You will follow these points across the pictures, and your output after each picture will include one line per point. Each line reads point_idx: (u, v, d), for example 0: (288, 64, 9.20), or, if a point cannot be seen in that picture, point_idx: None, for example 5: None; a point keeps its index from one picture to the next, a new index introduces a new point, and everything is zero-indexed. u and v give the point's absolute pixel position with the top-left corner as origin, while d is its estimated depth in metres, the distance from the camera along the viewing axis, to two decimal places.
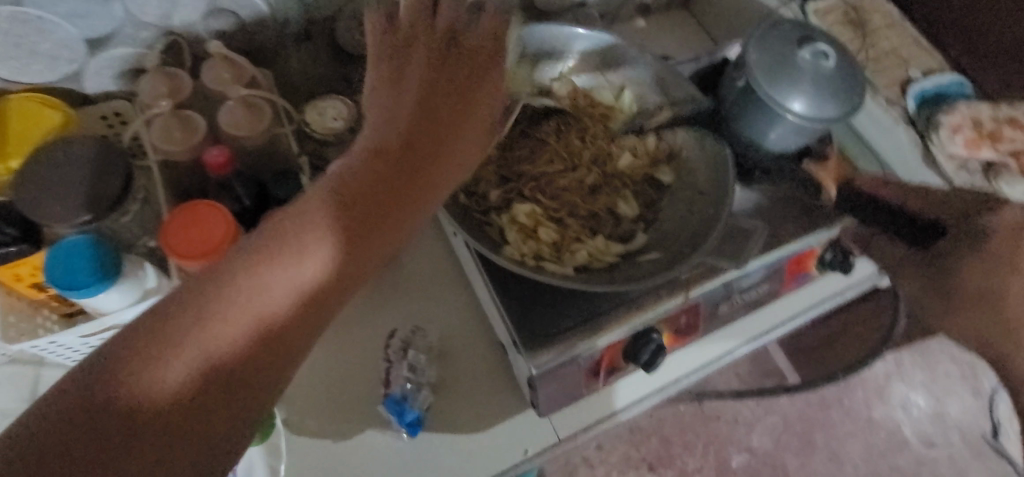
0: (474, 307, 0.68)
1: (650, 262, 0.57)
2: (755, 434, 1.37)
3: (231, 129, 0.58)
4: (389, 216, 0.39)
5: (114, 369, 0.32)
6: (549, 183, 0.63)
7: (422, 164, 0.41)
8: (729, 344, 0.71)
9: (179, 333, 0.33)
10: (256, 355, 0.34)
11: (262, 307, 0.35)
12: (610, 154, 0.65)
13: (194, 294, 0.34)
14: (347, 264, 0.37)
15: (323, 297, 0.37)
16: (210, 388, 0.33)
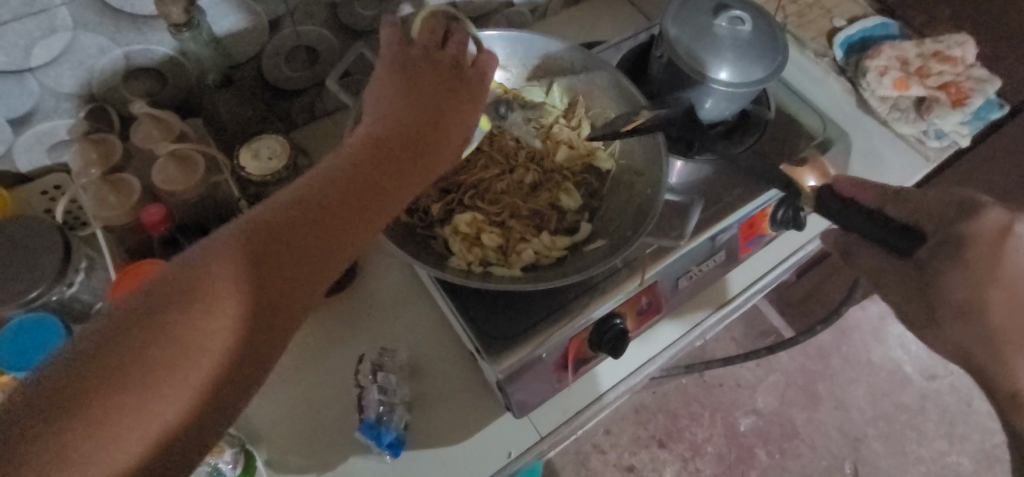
0: (441, 321, 0.69)
1: (595, 251, 0.57)
2: (759, 395, 1.37)
3: (163, 186, 0.58)
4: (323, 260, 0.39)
5: (50, 422, 0.32)
6: (489, 187, 0.63)
7: (366, 205, 0.41)
8: (698, 315, 0.72)
9: (112, 390, 0.33)
10: (190, 409, 0.35)
11: (197, 357, 0.35)
12: (547, 150, 0.65)
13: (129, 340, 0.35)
14: (278, 312, 0.38)
15: (257, 348, 0.38)
16: (150, 448, 0.34)
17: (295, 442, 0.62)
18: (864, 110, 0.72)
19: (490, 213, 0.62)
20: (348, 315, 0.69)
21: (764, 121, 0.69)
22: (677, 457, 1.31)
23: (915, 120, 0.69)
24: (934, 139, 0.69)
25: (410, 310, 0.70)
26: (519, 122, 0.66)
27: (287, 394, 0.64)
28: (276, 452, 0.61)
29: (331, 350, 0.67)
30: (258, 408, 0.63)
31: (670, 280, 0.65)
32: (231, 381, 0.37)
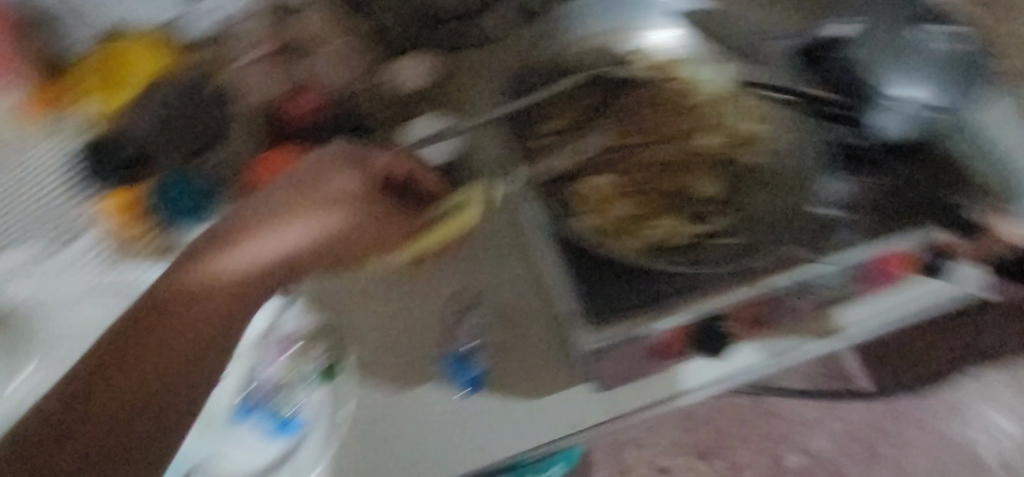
0: (533, 274, 0.65)
1: (727, 246, 0.56)
2: (815, 435, 1.31)
3: (334, 76, 0.65)
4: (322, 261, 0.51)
5: (104, 369, 0.46)
6: (627, 158, 0.62)
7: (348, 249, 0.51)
8: (801, 341, 0.68)
9: (123, 361, 0.46)
10: (180, 369, 0.47)
11: (232, 284, 0.48)
12: (693, 130, 0.62)
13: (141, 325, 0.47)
14: (311, 245, 0.50)
15: (282, 274, 0.50)
16: (137, 404, 0.45)
17: (374, 356, 0.63)
18: None
19: (624, 185, 0.61)
20: None
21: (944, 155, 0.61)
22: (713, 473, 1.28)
23: None
24: None
25: (510, 260, 0.68)
26: (668, 96, 0.62)
27: (374, 310, 0.65)
28: (359, 361, 0.63)
29: (426, 279, 0.67)
30: (348, 316, 0.65)
31: (790, 297, 0.61)
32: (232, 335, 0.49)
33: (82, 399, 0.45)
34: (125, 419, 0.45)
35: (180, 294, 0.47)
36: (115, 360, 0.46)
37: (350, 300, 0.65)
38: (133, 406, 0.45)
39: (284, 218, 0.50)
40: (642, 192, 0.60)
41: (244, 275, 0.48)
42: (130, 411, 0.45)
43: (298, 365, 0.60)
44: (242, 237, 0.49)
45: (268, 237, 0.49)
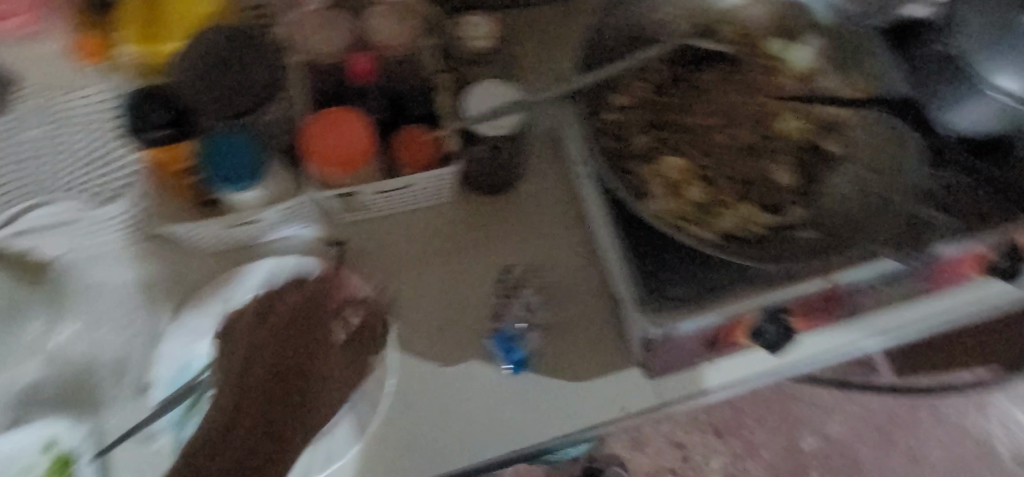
0: (590, 254, 0.65)
1: (802, 242, 0.53)
2: (832, 421, 1.29)
3: (382, 38, 0.57)
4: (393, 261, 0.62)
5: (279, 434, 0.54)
6: (701, 137, 0.58)
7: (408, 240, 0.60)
8: (858, 335, 0.66)
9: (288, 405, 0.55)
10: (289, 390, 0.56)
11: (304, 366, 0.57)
12: (774, 113, 0.59)
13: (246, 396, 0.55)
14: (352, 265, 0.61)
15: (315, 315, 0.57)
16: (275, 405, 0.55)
17: (423, 328, 0.61)
18: None
19: (695, 167, 0.57)
20: (497, 221, 0.65)
21: None
22: (728, 452, 1.28)
23: None
24: None
25: (563, 234, 0.66)
26: (749, 73, 0.60)
27: (424, 281, 0.63)
28: (408, 332, 0.61)
29: (477, 251, 0.64)
30: (398, 284, 0.63)
31: (854, 290, 0.59)
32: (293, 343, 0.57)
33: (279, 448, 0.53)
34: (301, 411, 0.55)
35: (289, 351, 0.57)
36: (281, 348, 0.57)
37: (400, 268, 0.63)
38: (280, 396, 0.55)
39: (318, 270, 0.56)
40: (715, 175, 0.56)
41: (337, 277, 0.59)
42: (260, 427, 0.54)
43: (345, 335, 0.59)
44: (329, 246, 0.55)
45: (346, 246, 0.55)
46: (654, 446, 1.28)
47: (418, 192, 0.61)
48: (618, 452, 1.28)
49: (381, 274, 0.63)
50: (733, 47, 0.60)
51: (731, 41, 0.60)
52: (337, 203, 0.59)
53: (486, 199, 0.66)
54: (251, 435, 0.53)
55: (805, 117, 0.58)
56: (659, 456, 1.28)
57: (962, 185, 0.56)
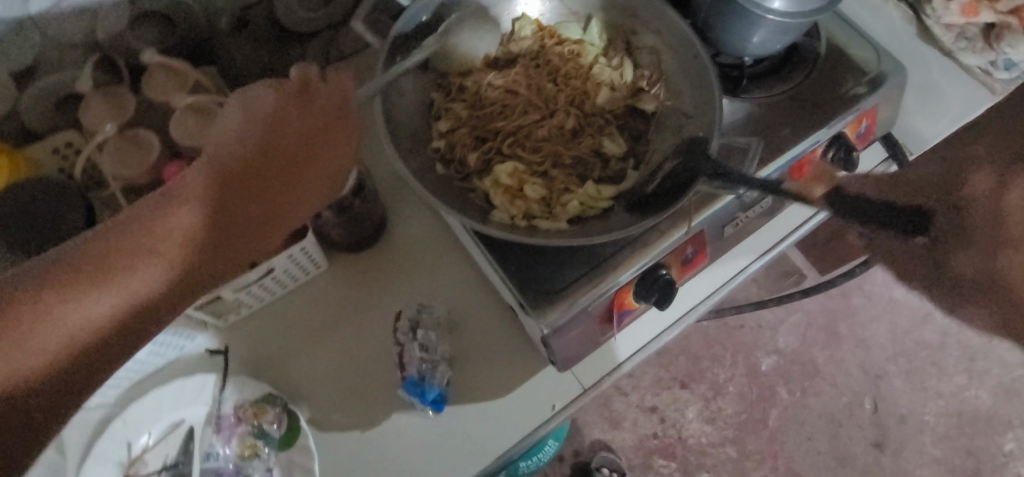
0: (474, 274, 0.66)
1: (644, 201, 0.54)
2: (780, 336, 1.35)
3: (186, 140, 0.55)
4: (267, 180, 0.46)
5: (78, 281, 0.38)
6: (528, 136, 0.60)
7: (256, 200, 0.45)
8: (741, 262, 0.69)
9: (133, 260, 0.40)
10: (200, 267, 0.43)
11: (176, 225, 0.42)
12: (587, 91, 0.61)
13: (117, 235, 0.41)
14: (199, 234, 0.43)
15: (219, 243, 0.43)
16: (181, 286, 0.41)
17: (334, 401, 0.61)
18: (927, 40, 0.68)
19: (531, 164, 0.59)
20: (376, 273, 0.66)
21: (813, 54, 0.68)
22: (699, 398, 1.32)
23: (983, 50, 0.65)
24: (1002, 70, 0.64)
25: (442, 263, 0.66)
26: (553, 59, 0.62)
27: (322, 355, 0.63)
28: (319, 411, 0.61)
29: (365, 308, 0.65)
30: (297, 366, 0.62)
31: (716, 226, 0.62)
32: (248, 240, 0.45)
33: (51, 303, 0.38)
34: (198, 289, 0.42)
35: (111, 258, 0.40)
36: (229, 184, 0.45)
37: (295, 351, 0.63)
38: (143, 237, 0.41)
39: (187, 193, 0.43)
40: (552, 166, 0.59)
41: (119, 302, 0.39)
42: (65, 386, 0.37)
43: (254, 436, 0.57)
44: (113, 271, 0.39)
45: (139, 271, 0.40)
46: (630, 419, 1.31)
47: (286, 274, 0.62)
48: (599, 437, 1.30)
49: (279, 363, 0.63)
50: (530, 40, 0.61)
51: (526, 37, 0.62)
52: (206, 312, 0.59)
53: (359, 256, 0.67)
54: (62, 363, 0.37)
55: (616, 85, 0.61)
56: (638, 425, 1.30)
57: (772, 103, 0.66)
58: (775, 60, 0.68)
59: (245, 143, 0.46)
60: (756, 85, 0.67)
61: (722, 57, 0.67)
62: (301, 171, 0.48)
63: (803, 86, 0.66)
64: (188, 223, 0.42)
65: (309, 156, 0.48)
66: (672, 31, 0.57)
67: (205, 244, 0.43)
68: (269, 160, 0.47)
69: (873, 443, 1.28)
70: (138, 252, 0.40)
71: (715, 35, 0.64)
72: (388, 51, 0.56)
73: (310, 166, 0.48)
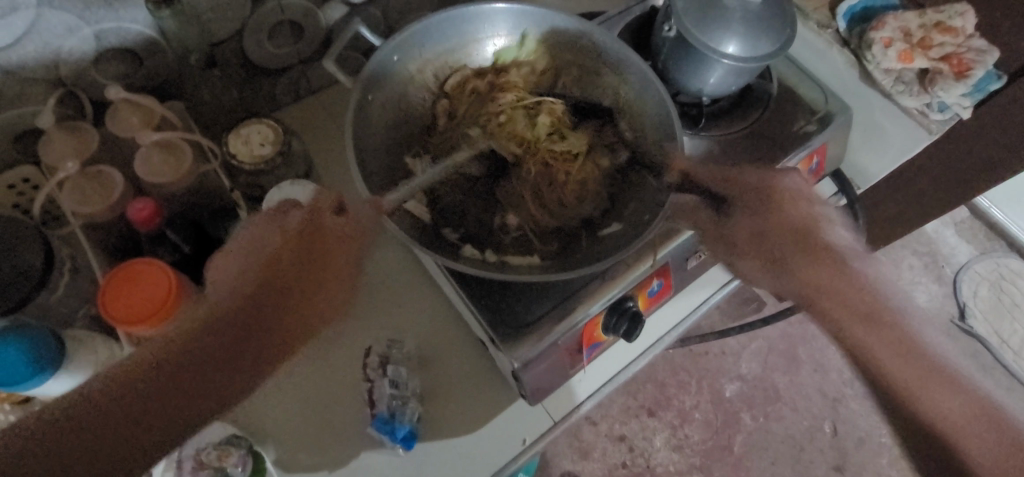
0: (445, 308, 0.66)
1: (610, 237, 0.56)
2: (743, 362, 1.38)
3: (151, 177, 0.55)
4: (311, 293, 0.59)
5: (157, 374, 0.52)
6: (491, 163, 0.61)
7: (305, 293, 0.59)
8: (703, 292, 0.72)
9: (222, 349, 0.54)
10: (248, 302, 0.56)
11: (222, 303, 0.55)
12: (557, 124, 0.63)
13: (218, 314, 0.55)
14: (245, 302, 0.56)
15: (245, 319, 0.56)
16: (223, 332, 0.55)
17: (301, 439, 0.60)
18: (867, 84, 0.71)
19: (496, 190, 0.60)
20: (343, 310, 0.66)
21: (767, 94, 0.71)
22: (666, 426, 1.34)
23: (919, 93, 0.68)
24: (937, 112, 0.68)
25: (413, 298, 0.67)
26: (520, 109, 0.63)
27: (290, 392, 0.62)
28: (285, 451, 0.59)
29: (333, 345, 0.64)
30: (262, 406, 0.61)
31: (681, 258, 0.64)
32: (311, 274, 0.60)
33: (221, 330, 0.55)
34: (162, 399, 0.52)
35: (191, 342, 0.54)
36: (247, 287, 0.57)
37: (259, 390, 0.62)
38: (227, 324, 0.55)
39: (250, 273, 0.57)
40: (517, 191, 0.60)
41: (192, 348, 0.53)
42: (233, 326, 0.55)
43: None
44: (235, 333, 0.55)
45: (235, 262, 0.58)
46: (599, 449, 1.31)
47: None
48: (570, 468, 1.29)
49: (244, 402, 0.61)
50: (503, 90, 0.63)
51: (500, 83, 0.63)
52: None
53: None
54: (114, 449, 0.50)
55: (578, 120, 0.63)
56: (607, 455, 1.30)
57: (729, 140, 0.69)
58: (732, 99, 0.72)
59: (259, 257, 0.58)
60: (714, 123, 0.70)
61: (681, 96, 0.70)
62: (309, 303, 0.60)
63: (758, 124, 0.70)
64: (239, 289, 0.56)
65: (317, 286, 0.60)
66: (635, 66, 0.59)
67: (263, 315, 0.56)
68: (291, 272, 0.58)
69: (834, 466, 1.31)
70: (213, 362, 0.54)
71: (674, 75, 0.67)
72: (360, 90, 0.56)
73: (327, 280, 0.61)
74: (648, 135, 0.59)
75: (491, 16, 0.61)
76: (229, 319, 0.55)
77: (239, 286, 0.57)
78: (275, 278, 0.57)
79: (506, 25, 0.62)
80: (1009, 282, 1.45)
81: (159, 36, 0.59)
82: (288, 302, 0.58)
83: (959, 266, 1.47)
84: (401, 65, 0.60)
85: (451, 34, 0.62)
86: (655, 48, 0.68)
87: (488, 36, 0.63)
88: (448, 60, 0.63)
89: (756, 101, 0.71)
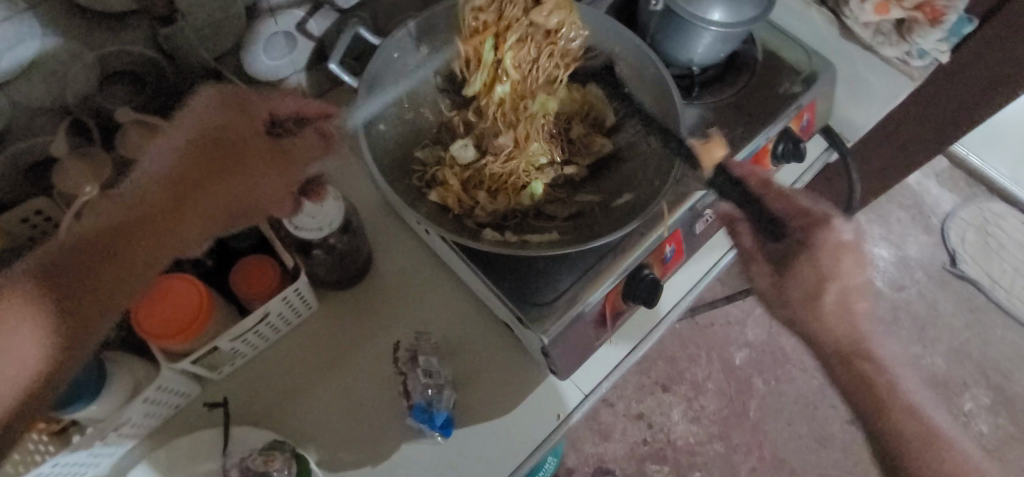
0: (467, 296, 0.67)
1: (623, 206, 0.58)
2: (748, 329, 1.41)
3: None
4: (232, 165, 0.53)
5: (101, 252, 0.48)
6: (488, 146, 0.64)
7: (224, 168, 0.53)
8: (712, 256, 0.74)
9: (152, 237, 0.50)
10: (183, 178, 0.52)
11: (164, 171, 0.51)
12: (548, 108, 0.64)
13: (162, 196, 0.51)
14: (152, 195, 0.50)
15: (163, 208, 0.50)
16: (133, 215, 0.50)
17: (341, 438, 0.61)
18: (847, 39, 0.73)
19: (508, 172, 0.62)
20: (366, 309, 0.67)
21: (752, 59, 0.74)
22: (682, 399, 1.36)
23: (897, 42, 0.70)
24: (917, 58, 0.70)
25: (433, 290, 0.68)
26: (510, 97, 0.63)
27: (323, 393, 0.62)
28: (327, 451, 0.60)
29: (360, 343, 0.65)
30: (297, 410, 0.62)
31: (690, 223, 0.66)
32: (225, 148, 0.53)
33: (146, 216, 0.50)
34: (99, 283, 0.48)
35: (154, 227, 0.50)
36: (197, 169, 0.52)
37: (293, 393, 0.62)
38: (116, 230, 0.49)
39: (188, 135, 0.52)
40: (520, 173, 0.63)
41: (112, 234, 0.49)
42: (159, 217, 0.50)
43: None
44: (182, 211, 0.51)
45: (191, 129, 0.52)
46: (619, 428, 1.32)
47: (281, 318, 0.62)
48: (592, 451, 1.31)
49: (280, 408, 0.62)
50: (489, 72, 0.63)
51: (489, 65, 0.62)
52: (201, 366, 0.58)
53: (349, 294, 0.67)
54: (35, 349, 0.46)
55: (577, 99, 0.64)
56: (627, 434, 1.32)
57: (722, 106, 0.71)
58: (720, 68, 0.74)
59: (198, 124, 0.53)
60: (707, 91, 0.72)
61: (672, 69, 0.73)
62: (239, 168, 0.53)
63: (747, 88, 0.72)
64: (173, 165, 0.52)
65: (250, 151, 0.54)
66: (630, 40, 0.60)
67: (182, 199, 0.51)
68: (216, 154, 0.53)
69: (848, 419, 1.34)
70: (158, 237, 0.50)
71: (663, 47, 0.69)
72: (366, 89, 0.57)
73: (259, 156, 0.54)
74: (650, 105, 0.61)
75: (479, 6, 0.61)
76: (163, 212, 0.50)
77: (172, 163, 0.52)
78: (209, 155, 0.52)
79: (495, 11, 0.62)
80: (994, 226, 1.49)
81: (158, 54, 0.60)
82: (214, 175, 0.53)
83: (945, 215, 1.51)
84: (401, 61, 0.60)
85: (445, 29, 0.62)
86: (642, 23, 0.70)
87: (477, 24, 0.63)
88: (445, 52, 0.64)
89: (743, 65, 0.74)
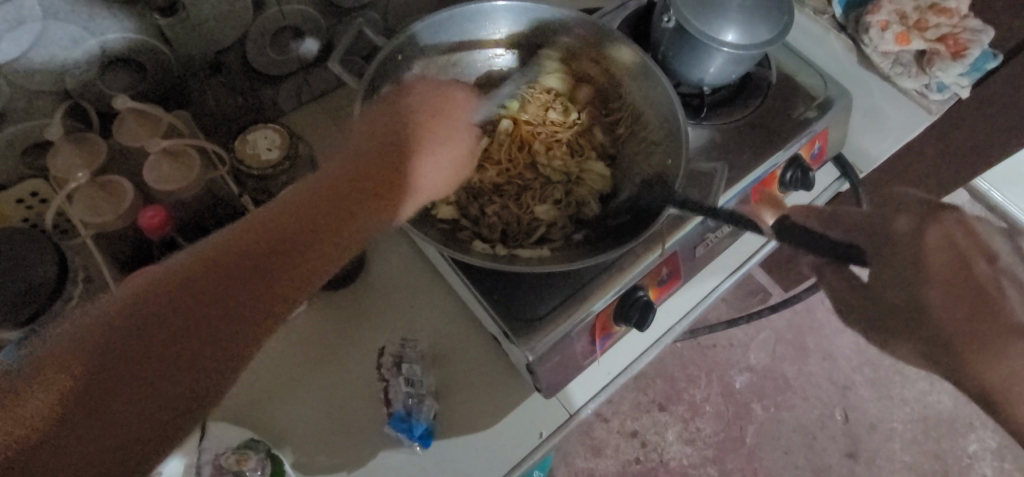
0: (458, 306, 0.66)
1: (619, 226, 0.57)
2: (751, 353, 1.38)
3: (161, 185, 0.55)
4: (354, 199, 0.44)
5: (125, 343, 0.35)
6: (494, 175, 0.62)
7: (340, 208, 0.43)
8: (712, 281, 0.72)
9: (235, 282, 0.38)
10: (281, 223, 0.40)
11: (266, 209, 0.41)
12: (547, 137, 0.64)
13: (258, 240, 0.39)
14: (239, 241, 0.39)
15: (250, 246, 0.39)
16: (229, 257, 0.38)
17: (321, 442, 0.60)
18: (866, 68, 0.71)
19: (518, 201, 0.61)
20: (356, 313, 0.66)
21: (765, 81, 0.72)
22: (678, 419, 1.33)
23: (917, 74, 0.68)
24: (935, 92, 0.68)
25: (424, 298, 0.67)
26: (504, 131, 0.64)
27: (306, 395, 0.62)
28: (304, 454, 0.59)
29: (346, 347, 0.64)
30: (279, 410, 0.61)
31: (691, 246, 0.65)
32: (354, 185, 0.45)
33: (244, 250, 0.39)
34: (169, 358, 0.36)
35: (232, 274, 0.38)
36: (303, 212, 0.41)
37: (278, 393, 0.62)
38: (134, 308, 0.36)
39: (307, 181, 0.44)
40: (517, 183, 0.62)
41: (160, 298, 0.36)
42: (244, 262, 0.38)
43: None
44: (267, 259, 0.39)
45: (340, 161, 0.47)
46: (611, 445, 1.31)
47: None
48: (583, 466, 1.29)
49: (262, 407, 0.61)
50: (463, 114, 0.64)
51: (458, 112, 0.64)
52: None
53: (340, 296, 0.67)
54: (105, 449, 0.34)
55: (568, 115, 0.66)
56: (620, 451, 1.30)
57: (731, 129, 0.70)
58: (732, 89, 0.72)
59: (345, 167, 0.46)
60: (715, 113, 0.70)
61: (682, 87, 0.71)
62: (356, 209, 0.44)
63: (760, 113, 0.70)
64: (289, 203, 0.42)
65: (385, 194, 0.46)
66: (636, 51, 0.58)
67: (264, 229, 0.40)
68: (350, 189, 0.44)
69: (848, 453, 1.31)
70: (258, 277, 0.38)
71: (673, 66, 0.68)
72: (366, 91, 0.56)
73: (363, 188, 0.45)
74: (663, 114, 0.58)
75: (454, 18, 0.60)
76: (249, 250, 0.39)
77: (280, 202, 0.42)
78: (327, 192, 0.43)
79: (472, 23, 0.62)
80: None
81: (167, 47, 0.59)
82: (315, 217, 0.41)
83: None
84: (405, 66, 0.60)
85: (432, 43, 0.61)
86: (654, 40, 0.69)
87: (460, 40, 0.63)
88: (437, 59, 0.63)
89: (765, 74, 0.72)
